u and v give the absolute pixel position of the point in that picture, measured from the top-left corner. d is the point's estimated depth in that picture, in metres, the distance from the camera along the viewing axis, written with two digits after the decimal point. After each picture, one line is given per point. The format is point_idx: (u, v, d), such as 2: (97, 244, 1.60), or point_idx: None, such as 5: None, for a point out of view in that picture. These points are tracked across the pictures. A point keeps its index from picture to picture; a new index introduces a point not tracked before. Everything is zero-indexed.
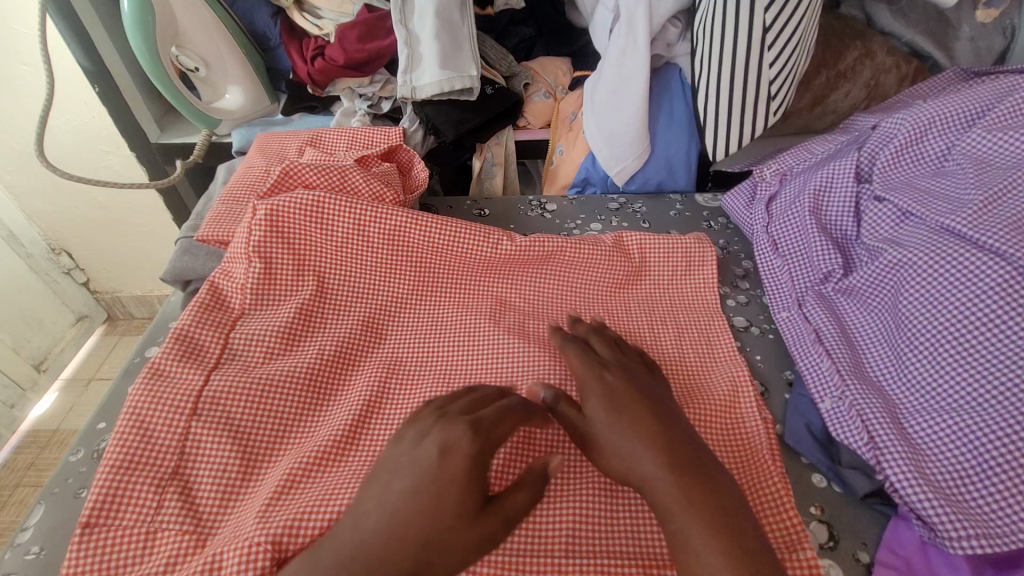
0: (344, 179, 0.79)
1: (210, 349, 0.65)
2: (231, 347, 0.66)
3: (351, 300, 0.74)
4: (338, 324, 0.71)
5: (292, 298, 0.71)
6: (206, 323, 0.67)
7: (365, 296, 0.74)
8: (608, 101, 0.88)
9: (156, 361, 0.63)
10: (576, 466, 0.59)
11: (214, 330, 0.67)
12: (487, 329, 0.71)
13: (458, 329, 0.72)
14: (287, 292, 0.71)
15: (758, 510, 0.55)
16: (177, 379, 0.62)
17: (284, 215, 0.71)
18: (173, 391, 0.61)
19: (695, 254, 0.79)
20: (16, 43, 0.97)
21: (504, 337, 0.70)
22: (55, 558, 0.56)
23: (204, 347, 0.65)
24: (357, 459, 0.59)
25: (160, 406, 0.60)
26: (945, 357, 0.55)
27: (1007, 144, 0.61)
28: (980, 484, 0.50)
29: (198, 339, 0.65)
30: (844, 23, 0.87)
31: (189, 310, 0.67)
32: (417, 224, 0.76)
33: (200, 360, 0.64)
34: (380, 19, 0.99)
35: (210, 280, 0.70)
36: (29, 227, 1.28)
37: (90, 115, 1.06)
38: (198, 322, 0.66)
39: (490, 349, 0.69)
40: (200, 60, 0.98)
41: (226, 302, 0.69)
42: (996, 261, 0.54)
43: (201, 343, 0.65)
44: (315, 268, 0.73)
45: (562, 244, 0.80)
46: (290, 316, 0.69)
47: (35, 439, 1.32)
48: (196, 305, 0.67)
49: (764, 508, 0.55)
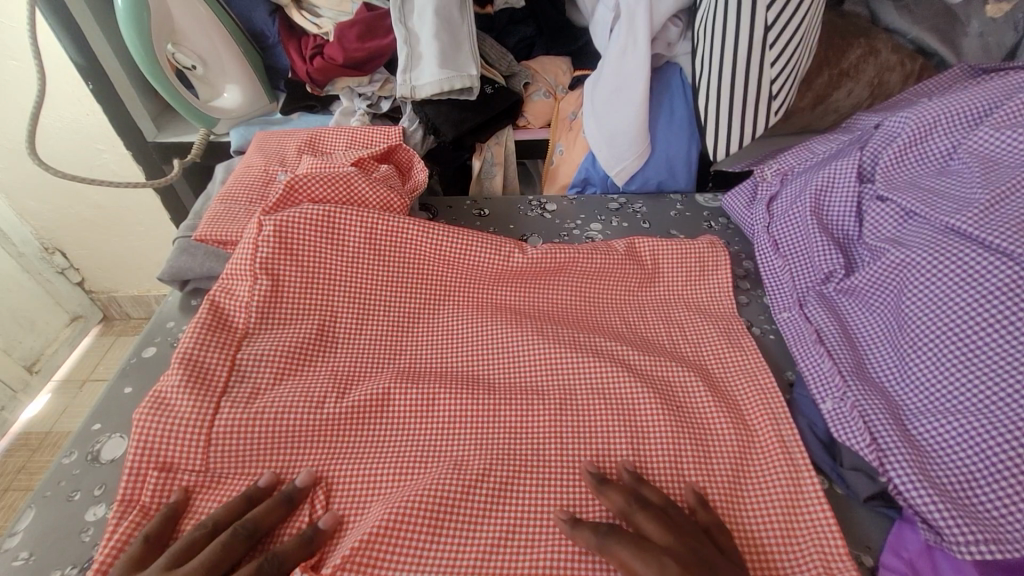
0: (351, 189, 0.78)
1: (215, 371, 0.63)
2: (237, 367, 0.64)
3: (364, 321, 0.73)
4: (352, 345, 0.71)
5: (301, 320, 0.70)
6: (212, 343, 0.65)
7: (379, 315, 0.74)
8: (609, 101, 0.88)
9: (160, 388, 0.60)
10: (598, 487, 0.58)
11: (219, 350, 0.65)
12: (510, 333, 0.71)
13: (477, 337, 0.72)
14: (298, 309, 0.70)
15: (772, 492, 0.58)
16: (183, 406, 0.59)
17: (293, 229, 0.71)
18: (181, 418, 0.59)
19: (708, 262, 0.79)
20: (8, 40, 0.96)
21: (530, 337, 0.71)
22: (44, 565, 0.56)
23: (209, 371, 0.63)
24: (386, 479, 0.60)
25: (169, 435, 0.58)
26: (950, 357, 0.55)
27: (1014, 143, 0.61)
28: (984, 487, 0.50)
29: (202, 360, 0.63)
30: (847, 22, 0.88)
31: (191, 329, 0.65)
32: (427, 235, 0.76)
33: (207, 384, 0.62)
34: (379, 17, 0.98)
35: (211, 297, 0.68)
36: (21, 227, 1.27)
37: (85, 110, 1.05)
38: (203, 344, 0.64)
39: (514, 359, 0.70)
40: (196, 57, 0.97)
41: (231, 322, 0.68)
42: (1003, 261, 0.54)
43: (207, 366, 0.63)
44: (326, 286, 0.72)
45: (574, 254, 0.79)
46: (302, 338, 0.68)
47: (27, 441, 1.30)
48: (200, 325, 0.65)
49: (778, 489, 0.58)
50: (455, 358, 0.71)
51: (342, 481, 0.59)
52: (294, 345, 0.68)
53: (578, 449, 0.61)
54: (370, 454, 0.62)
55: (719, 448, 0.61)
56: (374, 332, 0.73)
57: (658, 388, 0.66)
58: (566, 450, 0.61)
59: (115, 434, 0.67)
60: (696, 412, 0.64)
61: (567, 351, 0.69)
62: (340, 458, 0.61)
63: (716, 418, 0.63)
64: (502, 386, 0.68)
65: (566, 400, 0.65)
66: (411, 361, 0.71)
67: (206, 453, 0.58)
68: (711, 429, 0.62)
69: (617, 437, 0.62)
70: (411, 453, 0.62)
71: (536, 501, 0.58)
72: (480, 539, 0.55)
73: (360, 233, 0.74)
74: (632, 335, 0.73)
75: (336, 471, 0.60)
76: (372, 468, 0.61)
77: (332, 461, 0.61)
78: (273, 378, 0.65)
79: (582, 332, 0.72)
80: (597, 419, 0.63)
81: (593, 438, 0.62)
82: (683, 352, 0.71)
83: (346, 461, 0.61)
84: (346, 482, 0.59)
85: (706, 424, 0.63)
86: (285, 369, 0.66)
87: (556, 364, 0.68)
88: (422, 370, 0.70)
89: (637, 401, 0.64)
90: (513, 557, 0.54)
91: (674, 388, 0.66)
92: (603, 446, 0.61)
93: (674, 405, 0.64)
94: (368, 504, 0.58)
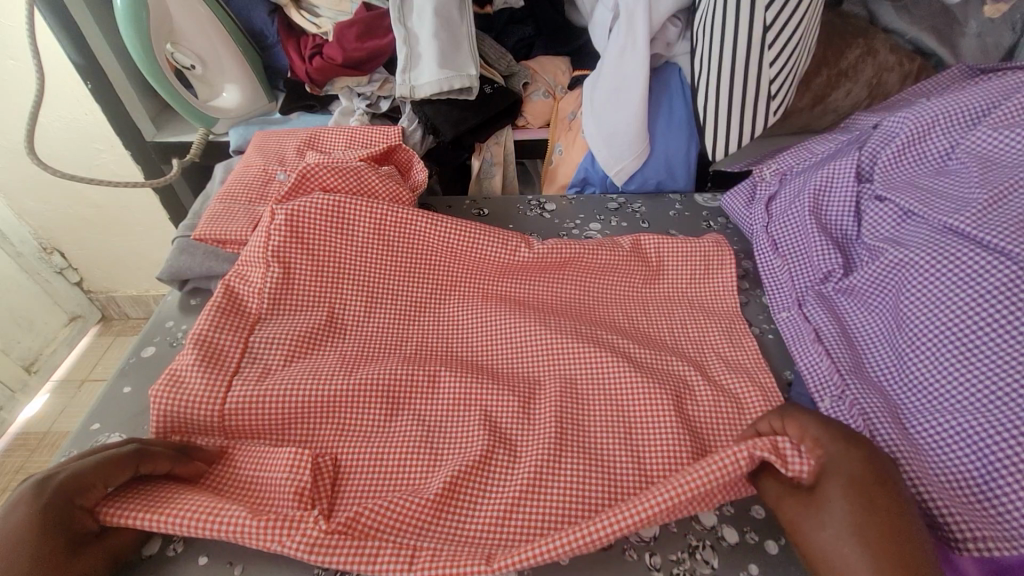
0: (362, 180, 0.78)
1: (228, 353, 0.64)
2: (249, 350, 0.65)
3: (371, 309, 0.74)
4: (359, 332, 0.72)
5: (312, 308, 0.71)
6: (225, 325, 0.65)
7: (388, 299, 0.75)
8: (608, 100, 0.88)
9: (174, 367, 0.61)
10: (602, 462, 0.59)
11: (232, 332, 0.65)
12: (518, 324, 0.71)
13: (484, 330, 0.73)
14: (308, 299, 0.71)
15: None
16: (196, 386, 0.60)
17: (303, 218, 0.71)
18: (195, 398, 0.60)
19: (711, 260, 0.79)
20: (6, 39, 0.96)
21: (542, 330, 0.70)
22: None
23: (222, 352, 0.63)
24: (391, 452, 0.60)
25: (186, 411, 0.59)
26: (948, 359, 0.55)
27: (1011, 142, 0.61)
28: (984, 485, 0.50)
29: (216, 342, 0.64)
30: (845, 22, 0.88)
31: (206, 313, 0.65)
32: (434, 228, 0.76)
33: (220, 365, 0.63)
34: (378, 17, 0.98)
35: (226, 282, 0.68)
36: (20, 226, 1.27)
37: (84, 110, 1.05)
38: (216, 326, 0.64)
39: (518, 350, 0.70)
40: (196, 56, 0.97)
41: (243, 305, 0.68)
42: (1001, 260, 0.54)
43: (220, 347, 0.64)
44: (339, 270, 0.73)
45: (580, 249, 0.79)
46: (311, 324, 0.69)
47: (25, 441, 1.30)
48: (213, 308, 0.66)
49: None
50: (460, 346, 0.72)
51: (346, 458, 0.60)
52: (304, 329, 0.68)
53: (580, 430, 0.62)
54: (374, 431, 0.62)
55: (725, 449, 0.60)
56: (382, 319, 0.73)
57: (666, 387, 0.64)
58: (568, 432, 0.61)
59: (115, 433, 0.67)
60: (698, 409, 0.63)
61: (572, 340, 0.69)
62: (347, 437, 0.62)
63: (716, 413, 0.63)
64: (509, 373, 0.68)
65: (569, 387, 0.65)
66: (419, 344, 0.72)
67: (223, 422, 0.60)
68: (712, 430, 0.62)
69: (617, 423, 0.62)
70: (418, 435, 0.62)
71: (542, 478, 0.57)
72: (483, 518, 0.56)
73: (369, 223, 0.74)
74: (636, 330, 0.73)
75: (342, 446, 0.61)
76: (377, 443, 0.61)
77: (336, 441, 0.61)
78: (284, 360, 0.66)
79: (586, 325, 0.72)
80: (602, 405, 0.64)
81: (598, 419, 0.63)
82: (683, 349, 0.71)
83: (353, 444, 0.61)
84: (352, 457, 0.60)
85: (708, 421, 0.63)
86: (296, 351, 0.67)
87: (554, 352, 0.69)
88: (428, 353, 0.71)
89: (655, 392, 0.63)
90: (515, 530, 0.55)
91: (679, 383, 0.66)
92: (604, 428, 0.62)
93: (676, 395, 0.64)
94: (371, 480, 0.59)
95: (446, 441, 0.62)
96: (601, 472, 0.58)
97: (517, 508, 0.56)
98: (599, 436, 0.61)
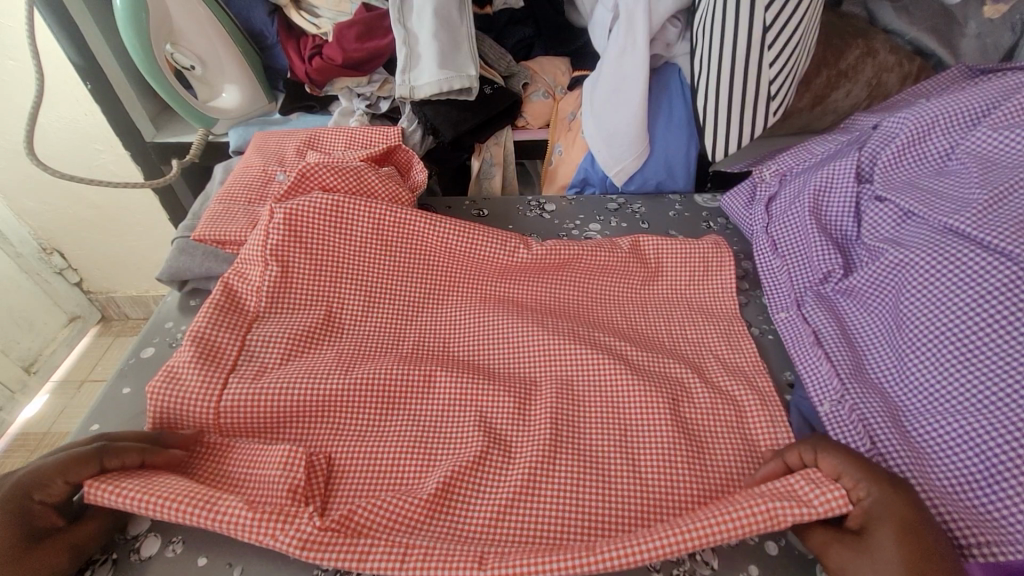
0: (360, 181, 0.78)
1: (226, 350, 0.64)
2: (247, 348, 0.65)
3: (367, 310, 0.73)
4: (355, 332, 0.72)
5: (309, 307, 0.70)
6: (224, 324, 0.65)
7: (385, 298, 0.75)
8: (608, 101, 0.88)
9: (171, 364, 0.61)
10: (595, 462, 0.59)
11: (230, 330, 0.65)
12: (517, 324, 0.71)
13: (482, 330, 0.72)
14: (306, 300, 0.71)
15: None
16: (194, 381, 0.60)
17: (301, 218, 0.71)
18: (193, 394, 0.60)
19: (711, 261, 0.79)
20: (6, 39, 0.96)
21: (539, 329, 0.70)
22: None
23: (220, 350, 0.64)
24: (384, 452, 0.61)
25: (183, 404, 0.60)
26: (948, 359, 0.55)
27: (1011, 143, 0.61)
28: (985, 489, 0.50)
29: (214, 340, 0.64)
30: (845, 22, 0.88)
31: (205, 311, 0.65)
32: (433, 228, 0.76)
33: (217, 362, 0.63)
34: (377, 17, 0.98)
35: (223, 280, 0.69)
36: (19, 227, 1.27)
37: (83, 110, 1.05)
38: (214, 323, 0.65)
39: (515, 349, 0.70)
40: (196, 57, 0.97)
41: (242, 305, 0.68)
42: (1002, 261, 0.54)
43: (218, 344, 0.64)
44: (337, 270, 0.73)
45: (579, 251, 0.79)
46: (309, 324, 0.69)
47: (25, 442, 1.30)
48: (210, 306, 0.66)
49: None
50: (458, 345, 0.72)
51: (341, 457, 0.60)
52: (302, 328, 0.68)
53: (576, 430, 0.62)
54: (370, 431, 0.63)
55: (719, 448, 0.60)
56: (380, 319, 0.73)
57: (662, 388, 0.64)
58: (563, 433, 0.61)
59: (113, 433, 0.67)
60: (694, 409, 0.63)
61: (571, 341, 0.69)
62: (342, 436, 0.62)
63: (712, 414, 0.63)
64: (506, 373, 0.68)
65: (566, 387, 0.66)
66: (416, 343, 0.72)
67: (218, 418, 0.60)
68: (708, 430, 0.62)
69: (613, 424, 0.62)
70: (413, 434, 0.62)
71: (536, 478, 0.58)
72: (475, 515, 0.56)
73: (368, 223, 0.74)
74: (633, 332, 0.73)
75: (338, 444, 0.61)
76: (371, 442, 0.62)
77: (332, 439, 0.62)
78: (280, 358, 0.65)
79: (583, 326, 0.72)
80: (598, 406, 0.64)
81: (593, 419, 0.63)
82: (683, 350, 0.71)
83: (348, 443, 0.61)
84: (347, 456, 0.60)
85: (703, 421, 0.63)
86: (294, 350, 0.67)
87: (551, 351, 0.69)
88: (424, 353, 0.71)
89: (647, 392, 0.64)
90: (507, 529, 0.55)
91: (676, 384, 0.66)
92: (600, 429, 0.62)
93: (671, 396, 0.64)
94: (364, 479, 0.59)
95: (442, 439, 0.62)
96: (595, 473, 0.59)
97: (510, 507, 0.56)
98: (594, 437, 0.61)
